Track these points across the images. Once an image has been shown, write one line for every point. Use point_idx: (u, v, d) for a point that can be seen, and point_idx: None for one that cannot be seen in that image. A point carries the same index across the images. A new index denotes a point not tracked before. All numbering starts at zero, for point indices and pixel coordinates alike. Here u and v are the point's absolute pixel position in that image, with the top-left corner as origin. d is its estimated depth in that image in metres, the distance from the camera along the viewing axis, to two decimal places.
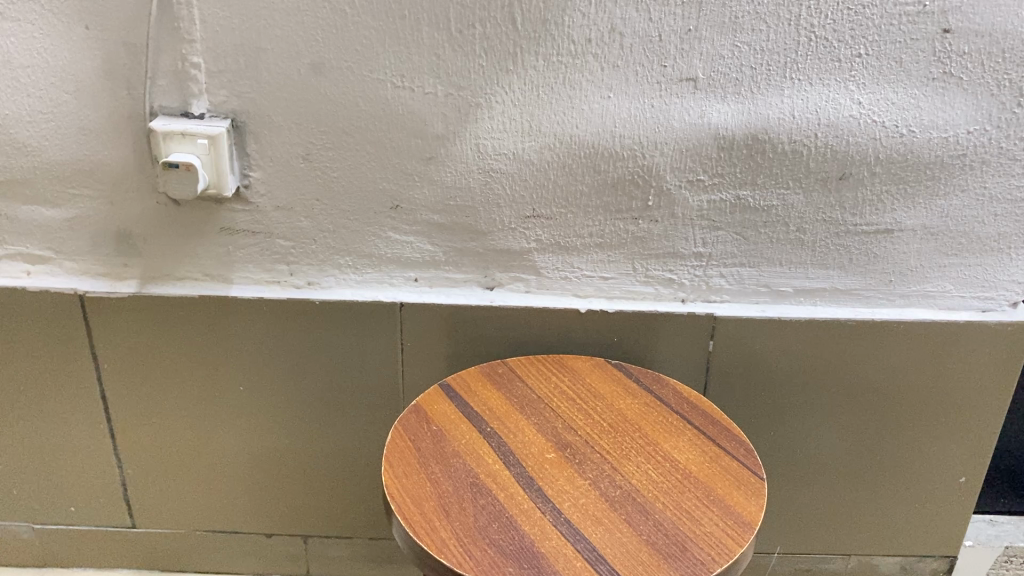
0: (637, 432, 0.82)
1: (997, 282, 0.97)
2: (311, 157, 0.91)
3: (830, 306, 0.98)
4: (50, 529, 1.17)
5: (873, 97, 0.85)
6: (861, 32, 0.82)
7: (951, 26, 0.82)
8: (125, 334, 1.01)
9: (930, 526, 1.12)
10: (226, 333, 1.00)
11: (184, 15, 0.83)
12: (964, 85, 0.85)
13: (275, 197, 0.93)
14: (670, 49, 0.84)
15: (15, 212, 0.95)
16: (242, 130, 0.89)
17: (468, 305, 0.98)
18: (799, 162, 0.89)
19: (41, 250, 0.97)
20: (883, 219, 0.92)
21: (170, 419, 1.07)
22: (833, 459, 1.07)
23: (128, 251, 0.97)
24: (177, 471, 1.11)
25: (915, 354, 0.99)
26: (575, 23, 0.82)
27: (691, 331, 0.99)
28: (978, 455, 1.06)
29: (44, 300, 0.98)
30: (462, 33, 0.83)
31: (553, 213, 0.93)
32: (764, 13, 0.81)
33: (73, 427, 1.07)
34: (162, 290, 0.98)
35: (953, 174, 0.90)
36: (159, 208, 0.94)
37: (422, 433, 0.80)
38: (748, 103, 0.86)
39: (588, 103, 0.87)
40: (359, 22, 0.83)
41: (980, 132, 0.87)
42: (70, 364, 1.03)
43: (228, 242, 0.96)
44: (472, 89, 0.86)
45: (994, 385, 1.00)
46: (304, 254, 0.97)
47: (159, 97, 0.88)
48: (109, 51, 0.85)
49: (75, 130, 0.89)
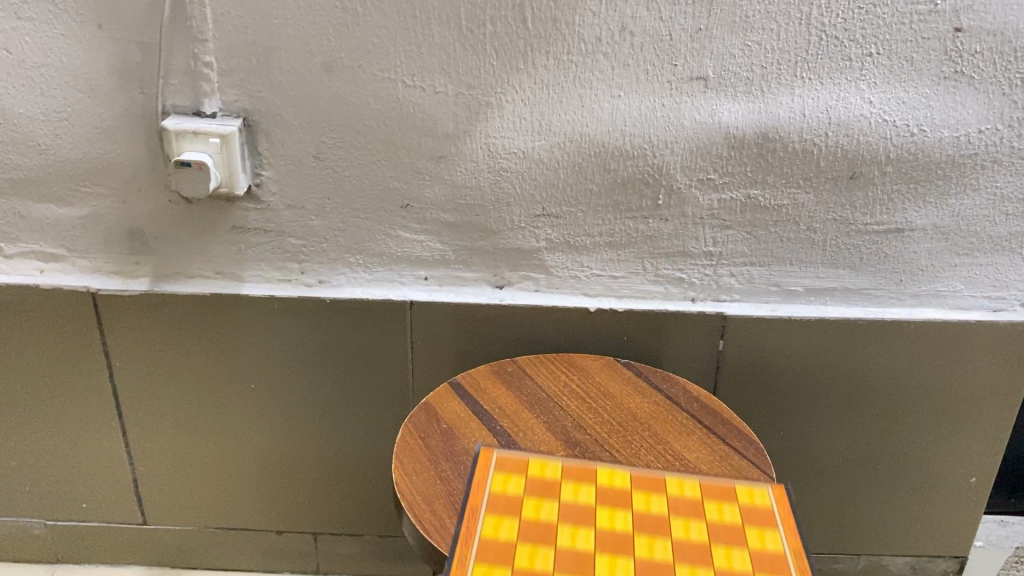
0: (646, 431, 0.82)
1: (1009, 282, 0.96)
2: (322, 155, 0.91)
3: (840, 305, 0.98)
4: (62, 525, 1.18)
5: (884, 96, 0.85)
6: (873, 31, 0.82)
7: (963, 25, 0.81)
8: (137, 331, 1.01)
9: (942, 527, 1.11)
10: (238, 331, 1.01)
11: (195, 14, 0.84)
12: (976, 84, 0.84)
13: (287, 196, 0.94)
14: (680, 49, 0.84)
15: (29, 210, 0.96)
16: (254, 128, 0.90)
17: (478, 304, 0.98)
18: (810, 161, 0.89)
19: (54, 248, 0.98)
20: (894, 218, 0.92)
21: (180, 415, 1.07)
22: (842, 459, 1.07)
23: (141, 250, 0.98)
24: (189, 469, 1.12)
25: (927, 352, 0.99)
26: (586, 22, 0.83)
27: (702, 330, 0.99)
28: (989, 455, 1.05)
29: (56, 298, 0.99)
30: (473, 32, 0.84)
31: (563, 211, 0.93)
32: (775, 12, 0.81)
33: (84, 424, 1.08)
34: (174, 288, 0.99)
35: (964, 173, 0.89)
36: (171, 207, 0.95)
37: (432, 430, 0.80)
38: (758, 101, 0.86)
39: (597, 103, 0.87)
40: (370, 22, 0.83)
41: (992, 132, 0.87)
42: (82, 361, 1.03)
43: (240, 240, 0.97)
44: (482, 89, 0.86)
45: (1005, 385, 1.00)
46: (315, 253, 0.97)
47: (171, 96, 0.88)
48: (122, 50, 0.86)
49: (89, 129, 0.90)
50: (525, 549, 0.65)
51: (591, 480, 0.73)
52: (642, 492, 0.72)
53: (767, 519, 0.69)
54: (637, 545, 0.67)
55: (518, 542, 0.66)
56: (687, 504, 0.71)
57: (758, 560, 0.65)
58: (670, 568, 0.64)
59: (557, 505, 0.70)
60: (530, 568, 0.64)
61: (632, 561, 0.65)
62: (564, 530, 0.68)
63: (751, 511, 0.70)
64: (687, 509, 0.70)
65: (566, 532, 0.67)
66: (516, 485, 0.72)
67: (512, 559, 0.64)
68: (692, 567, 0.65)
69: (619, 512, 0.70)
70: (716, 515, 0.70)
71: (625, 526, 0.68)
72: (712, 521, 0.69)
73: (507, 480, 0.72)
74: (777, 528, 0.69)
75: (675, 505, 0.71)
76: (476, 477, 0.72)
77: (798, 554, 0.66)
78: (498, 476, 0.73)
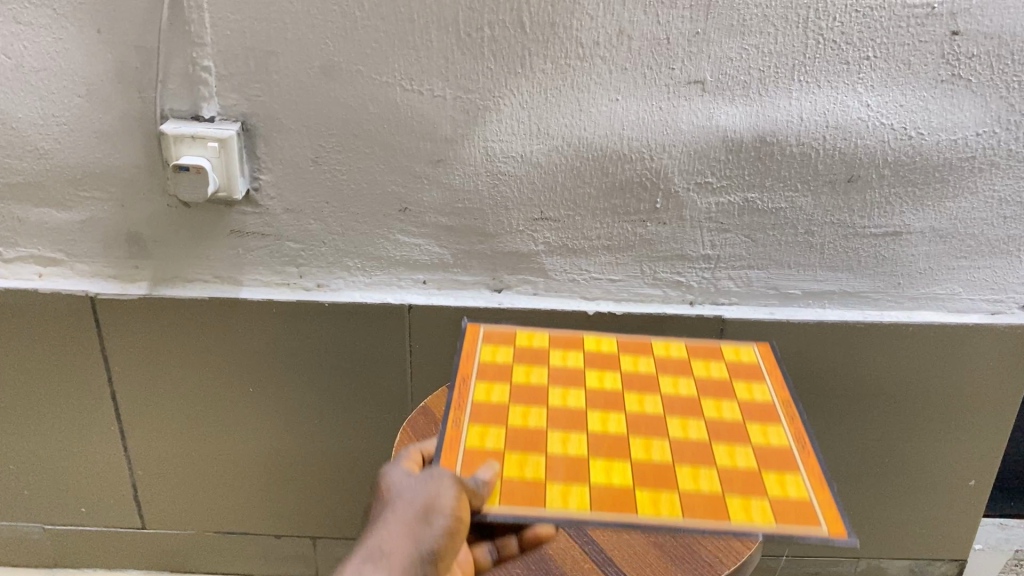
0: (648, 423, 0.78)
1: (1006, 285, 0.96)
2: (320, 159, 0.91)
3: (838, 309, 0.99)
4: (61, 529, 1.17)
5: (882, 99, 0.85)
6: (870, 34, 0.82)
7: (959, 28, 0.81)
8: (136, 335, 1.01)
9: (941, 530, 1.11)
10: (237, 334, 1.01)
11: (194, 19, 0.84)
12: (973, 87, 0.84)
13: (286, 200, 0.94)
14: (678, 52, 0.84)
15: (28, 215, 0.96)
16: (252, 132, 0.90)
17: (477, 307, 0.98)
18: (808, 164, 0.89)
19: (53, 252, 0.98)
20: (892, 221, 0.92)
21: (179, 418, 1.07)
22: (841, 462, 1.07)
23: (140, 254, 0.98)
24: (187, 473, 1.12)
25: (926, 355, 0.99)
26: (583, 26, 0.83)
27: (700, 334, 0.99)
28: (988, 458, 1.05)
29: (55, 302, 0.99)
30: (471, 36, 0.84)
31: (561, 215, 0.93)
32: (772, 16, 0.81)
33: (83, 428, 1.08)
34: (173, 292, 0.99)
35: (962, 177, 0.89)
36: (170, 211, 0.95)
37: (431, 432, 0.79)
38: (756, 105, 0.86)
39: (595, 106, 0.87)
40: (368, 26, 0.83)
41: (989, 135, 0.87)
42: (81, 365, 1.03)
43: (239, 244, 0.97)
44: (480, 92, 0.87)
45: (1003, 388, 1.00)
46: (313, 256, 0.98)
47: (170, 100, 0.88)
48: (121, 54, 0.86)
49: (87, 133, 0.90)
50: (518, 408, 0.76)
51: (577, 348, 0.87)
52: (630, 357, 0.86)
53: (756, 372, 0.83)
54: (629, 399, 0.79)
55: (509, 402, 0.77)
56: (677, 366, 0.84)
57: (748, 405, 0.78)
58: (663, 415, 0.77)
59: (546, 370, 0.82)
60: (523, 424, 0.75)
61: (624, 415, 0.77)
62: (554, 390, 0.79)
63: (738, 367, 0.84)
64: (674, 367, 0.84)
65: (558, 392, 0.79)
66: (504, 355, 0.84)
67: (504, 417, 0.75)
68: (684, 417, 0.77)
69: (608, 373, 0.83)
70: (706, 372, 0.83)
71: (614, 384, 0.81)
72: (701, 378, 0.82)
73: (495, 351, 0.84)
74: (764, 380, 0.82)
75: (662, 366, 0.84)
76: (465, 350, 0.84)
77: (783, 402, 0.79)
78: (485, 347, 0.85)
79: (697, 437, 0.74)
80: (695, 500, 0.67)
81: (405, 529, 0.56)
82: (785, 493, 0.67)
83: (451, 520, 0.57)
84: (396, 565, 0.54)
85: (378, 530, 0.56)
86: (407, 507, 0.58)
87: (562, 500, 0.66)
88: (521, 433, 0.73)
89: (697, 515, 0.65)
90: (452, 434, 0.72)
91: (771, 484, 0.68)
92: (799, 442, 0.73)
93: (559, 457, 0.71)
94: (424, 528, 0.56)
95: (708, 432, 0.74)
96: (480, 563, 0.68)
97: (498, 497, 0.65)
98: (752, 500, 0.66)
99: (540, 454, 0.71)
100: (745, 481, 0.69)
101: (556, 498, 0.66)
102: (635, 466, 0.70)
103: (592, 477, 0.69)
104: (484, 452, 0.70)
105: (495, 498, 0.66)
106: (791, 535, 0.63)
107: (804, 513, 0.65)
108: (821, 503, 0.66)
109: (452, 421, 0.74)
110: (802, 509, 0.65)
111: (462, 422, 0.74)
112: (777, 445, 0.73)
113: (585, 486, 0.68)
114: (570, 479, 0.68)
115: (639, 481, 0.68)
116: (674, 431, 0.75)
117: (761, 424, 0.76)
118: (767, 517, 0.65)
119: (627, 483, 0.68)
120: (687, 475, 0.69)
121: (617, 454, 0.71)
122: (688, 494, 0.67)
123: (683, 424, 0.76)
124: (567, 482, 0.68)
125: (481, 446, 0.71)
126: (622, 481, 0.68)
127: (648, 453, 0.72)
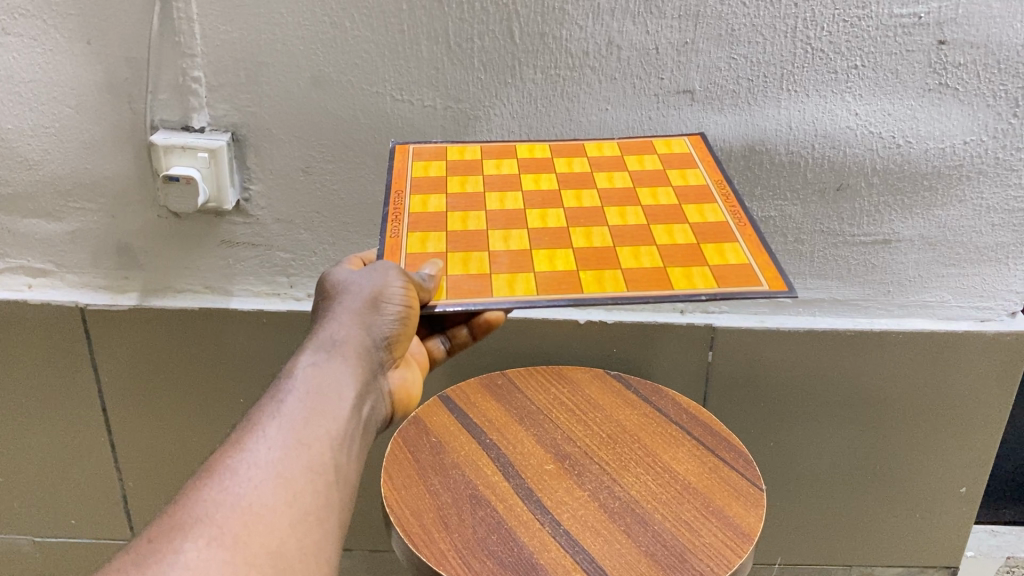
0: (636, 443, 0.81)
1: (996, 292, 0.97)
2: (311, 169, 0.91)
3: (828, 317, 0.99)
4: (49, 542, 1.16)
5: (870, 108, 0.86)
6: (858, 44, 0.82)
7: (946, 37, 0.81)
8: (123, 343, 1.01)
9: (932, 538, 1.11)
10: (227, 343, 1.01)
11: (184, 30, 0.83)
12: (961, 95, 0.85)
13: (275, 210, 0.94)
14: (668, 62, 0.84)
15: (17, 227, 0.96)
16: (242, 143, 0.90)
17: None
18: (797, 173, 0.90)
19: (43, 263, 0.98)
20: (881, 229, 0.93)
21: (168, 425, 1.07)
22: (832, 469, 1.07)
23: (130, 265, 0.98)
24: (175, 481, 1.11)
25: (915, 361, 0.99)
26: (573, 36, 0.83)
27: (691, 341, 0.99)
28: (978, 465, 1.05)
29: (43, 312, 0.99)
30: (462, 46, 0.84)
31: None
32: (761, 25, 0.82)
33: (71, 438, 1.07)
34: (162, 302, 0.99)
35: (950, 185, 0.90)
36: (160, 222, 0.95)
37: (421, 443, 0.80)
38: (745, 114, 0.87)
39: (586, 116, 0.87)
40: (358, 37, 0.83)
41: (977, 143, 0.87)
42: (69, 375, 1.03)
43: (229, 255, 0.97)
44: (471, 103, 0.87)
45: (994, 394, 1.00)
46: (303, 266, 0.98)
47: (160, 111, 0.88)
48: (109, 65, 0.86)
49: (76, 143, 0.90)
50: (456, 214, 0.72)
51: (511, 156, 0.80)
52: (564, 159, 0.79)
53: (690, 160, 0.78)
54: (566, 197, 0.74)
55: (446, 208, 0.73)
56: (612, 163, 0.78)
57: (684, 188, 0.74)
58: (601, 209, 0.72)
59: (482, 178, 0.76)
60: (464, 227, 0.71)
61: (563, 211, 0.72)
62: (491, 195, 0.74)
63: (670, 157, 0.78)
64: (609, 165, 0.78)
65: (495, 197, 0.74)
66: (436, 168, 0.77)
67: (443, 224, 0.71)
68: (622, 206, 0.72)
69: (543, 176, 0.77)
70: (640, 166, 0.77)
71: (550, 185, 0.76)
72: (636, 170, 0.77)
73: (427, 167, 0.78)
74: (698, 167, 0.77)
75: (597, 164, 0.78)
76: (397, 167, 0.78)
77: (718, 182, 0.75)
78: (417, 163, 0.78)
79: (635, 222, 0.70)
80: (637, 275, 0.64)
81: (356, 316, 0.61)
82: (724, 261, 0.66)
83: (401, 308, 0.62)
84: (350, 349, 0.59)
85: (330, 318, 0.61)
86: (356, 298, 0.62)
87: (509, 287, 0.64)
88: (463, 236, 0.70)
89: (640, 287, 0.63)
90: (392, 242, 0.69)
91: (710, 254, 0.66)
92: (735, 216, 0.70)
93: (503, 255, 0.68)
94: (374, 314, 0.62)
95: (645, 217, 0.71)
96: (436, 354, 0.76)
97: (445, 292, 0.64)
98: (692, 269, 0.65)
99: (483, 251, 0.68)
100: (684, 255, 0.66)
101: (502, 286, 0.64)
102: (576, 252, 0.67)
103: (535, 265, 0.66)
104: (426, 254, 0.68)
105: (440, 294, 0.64)
106: (732, 294, 0.62)
107: (743, 275, 0.64)
108: (760, 265, 0.65)
109: (391, 230, 0.70)
110: (742, 272, 0.64)
111: (400, 231, 0.70)
112: (714, 221, 0.70)
113: (530, 274, 0.65)
114: (515, 269, 0.66)
115: (583, 263, 0.66)
116: (612, 219, 0.71)
117: (698, 204, 0.72)
118: (709, 283, 0.64)
119: (572, 268, 0.66)
120: (628, 254, 0.67)
121: (558, 244, 0.68)
122: (630, 271, 0.65)
123: (621, 211, 0.72)
124: (512, 273, 0.66)
125: (424, 250, 0.68)
126: (566, 266, 0.66)
127: (588, 241, 0.68)
